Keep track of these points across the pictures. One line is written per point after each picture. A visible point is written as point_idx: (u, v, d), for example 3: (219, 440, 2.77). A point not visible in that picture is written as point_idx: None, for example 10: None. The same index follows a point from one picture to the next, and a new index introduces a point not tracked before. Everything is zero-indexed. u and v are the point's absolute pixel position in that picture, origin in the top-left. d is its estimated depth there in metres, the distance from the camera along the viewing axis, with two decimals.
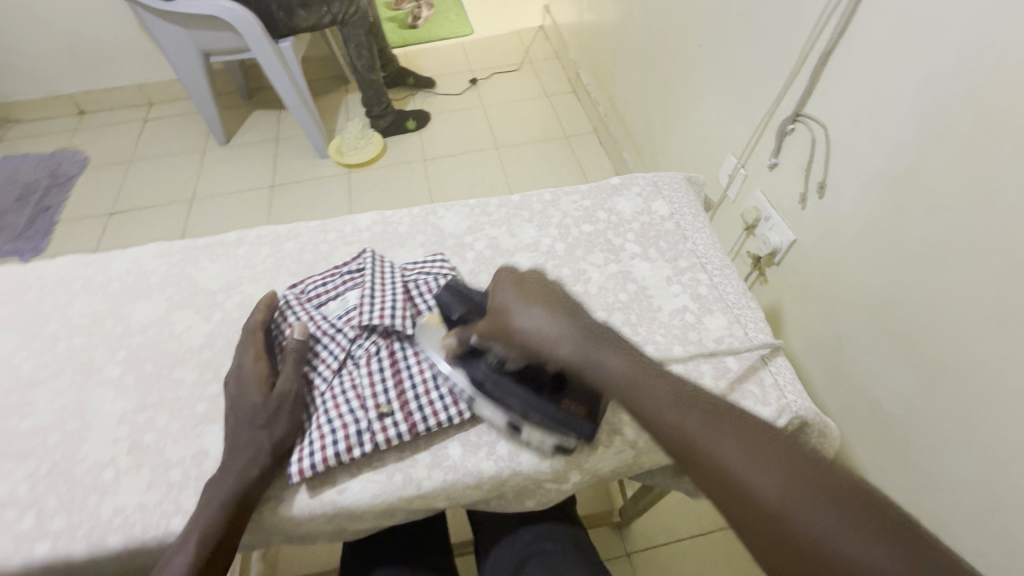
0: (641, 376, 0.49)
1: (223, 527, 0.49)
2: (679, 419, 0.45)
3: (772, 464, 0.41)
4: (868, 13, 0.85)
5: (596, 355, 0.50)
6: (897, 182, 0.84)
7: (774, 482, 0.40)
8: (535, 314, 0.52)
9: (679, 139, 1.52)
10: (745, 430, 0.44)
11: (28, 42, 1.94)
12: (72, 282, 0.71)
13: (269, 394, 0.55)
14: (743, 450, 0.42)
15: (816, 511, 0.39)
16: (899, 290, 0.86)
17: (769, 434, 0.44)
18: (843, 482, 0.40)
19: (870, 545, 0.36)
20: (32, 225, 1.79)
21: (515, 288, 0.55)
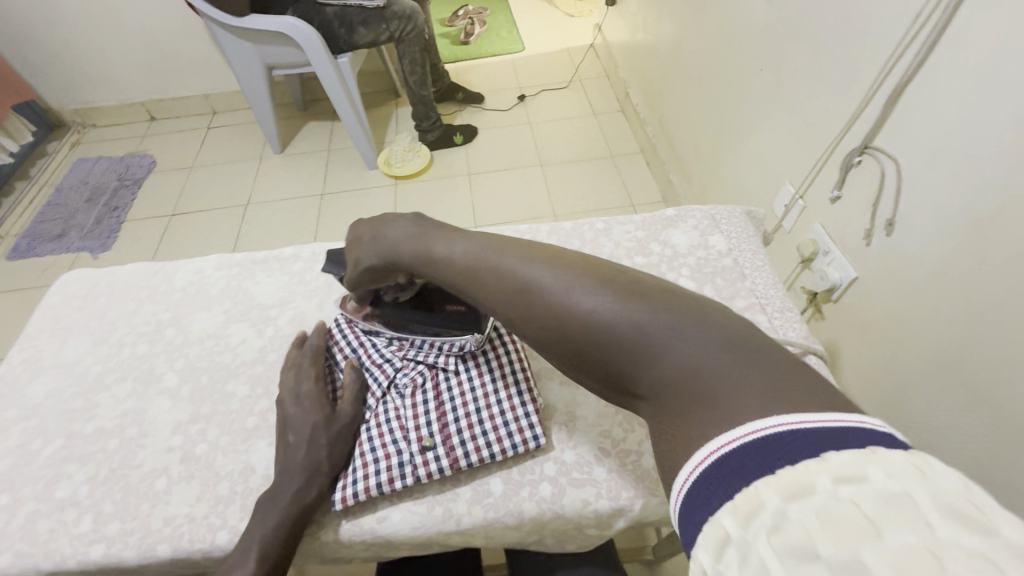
0: (435, 237, 0.52)
1: (278, 548, 0.49)
2: (450, 256, 0.49)
3: (530, 263, 0.43)
4: (950, 45, 0.80)
5: (400, 240, 0.54)
6: (978, 224, 0.78)
7: (529, 280, 0.42)
8: (363, 244, 0.58)
9: (731, 164, 1.48)
10: (511, 246, 0.46)
11: (109, 53, 2.09)
12: (139, 290, 0.74)
13: (324, 414, 0.56)
14: (505, 259, 0.45)
15: (568, 290, 0.40)
16: (973, 340, 0.80)
17: (532, 243, 0.46)
18: (598, 267, 0.42)
19: (598, 300, 0.38)
20: (100, 223, 1.91)
21: (353, 232, 0.61)
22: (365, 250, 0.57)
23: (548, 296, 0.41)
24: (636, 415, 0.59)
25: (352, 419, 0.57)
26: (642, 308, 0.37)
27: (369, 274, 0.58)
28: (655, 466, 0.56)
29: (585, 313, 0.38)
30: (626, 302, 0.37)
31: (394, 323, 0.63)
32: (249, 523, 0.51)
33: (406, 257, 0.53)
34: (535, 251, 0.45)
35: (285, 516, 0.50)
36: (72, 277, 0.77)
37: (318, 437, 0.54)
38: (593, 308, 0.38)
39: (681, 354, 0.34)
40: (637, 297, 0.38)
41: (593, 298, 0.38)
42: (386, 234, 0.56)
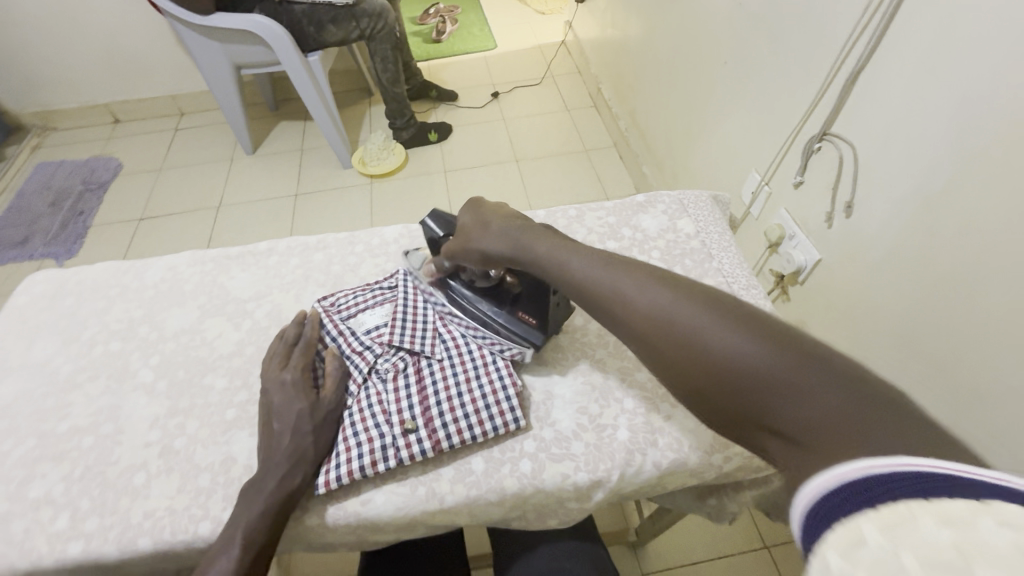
0: (567, 249, 0.55)
1: (264, 532, 0.49)
2: (585, 274, 0.52)
3: (667, 290, 0.46)
4: (899, 34, 0.84)
5: (529, 239, 0.57)
6: (928, 203, 0.83)
7: (660, 306, 0.45)
8: (481, 224, 0.61)
9: (701, 155, 1.52)
10: (642, 274, 0.49)
11: (69, 54, 2.02)
12: (110, 289, 0.73)
13: (309, 400, 0.56)
14: (636, 284, 0.47)
15: (707, 325, 0.41)
16: (928, 313, 0.84)
17: (673, 274, 0.48)
18: (741, 308, 0.42)
19: (736, 338, 0.39)
20: (65, 229, 1.85)
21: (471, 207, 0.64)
22: (483, 236, 0.59)
23: (682, 327, 0.43)
24: (612, 391, 0.61)
25: (336, 405, 0.58)
26: (784, 354, 0.37)
27: (469, 251, 0.60)
28: (631, 439, 0.58)
29: (723, 347, 0.40)
30: (765, 346, 0.38)
31: (461, 305, 0.64)
32: (235, 508, 0.51)
33: (537, 258, 0.56)
34: (675, 281, 0.47)
35: (271, 501, 0.50)
36: (38, 279, 0.75)
37: (302, 425, 0.55)
38: (727, 344, 0.39)
39: (831, 399, 0.34)
40: (777, 343, 0.38)
41: (730, 337, 0.40)
42: (509, 230, 0.59)
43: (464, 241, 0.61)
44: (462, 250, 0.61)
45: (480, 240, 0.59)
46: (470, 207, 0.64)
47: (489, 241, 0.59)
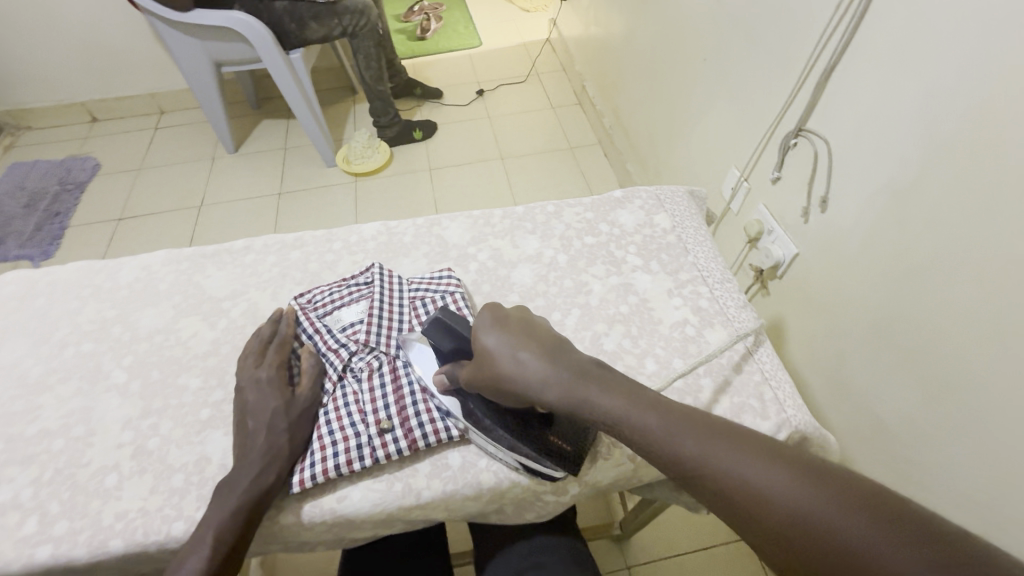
0: (634, 398, 0.46)
1: (235, 532, 0.49)
2: (671, 443, 0.43)
3: (797, 479, 0.37)
4: (870, 31, 0.85)
5: (583, 380, 0.48)
6: (899, 197, 0.85)
7: (798, 506, 0.36)
8: (512, 348, 0.50)
9: (683, 152, 1.53)
10: (755, 449, 0.40)
11: (43, 51, 1.98)
12: (82, 289, 0.72)
13: (284, 399, 0.56)
14: (753, 467, 0.39)
15: (871, 543, 0.33)
16: (901, 305, 0.86)
17: (785, 450, 0.40)
18: (910, 516, 0.33)
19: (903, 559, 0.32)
20: (41, 229, 1.82)
21: (490, 323, 0.53)
22: (517, 370, 0.49)
23: (835, 538, 0.34)
24: None
25: (311, 404, 0.58)
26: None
27: (502, 385, 0.50)
28: (605, 431, 0.58)
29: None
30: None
31: (485, 429, 0.54)
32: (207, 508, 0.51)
33: (595, 405, 0.46)
34: (793, 462, 0.39)
35: (242, 501, 0.50)
36: (8, 280, 0.73)
37: (281, 423, 0.55)
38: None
39: None
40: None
41: (907, 564, 0.31)
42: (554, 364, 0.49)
43: (493, 370, 0.50)
44: (492, 379, 0.50)
45: (518, 376, 0.49)
46: (487, 321, 0.54)
47: (532, 376, 0.49)
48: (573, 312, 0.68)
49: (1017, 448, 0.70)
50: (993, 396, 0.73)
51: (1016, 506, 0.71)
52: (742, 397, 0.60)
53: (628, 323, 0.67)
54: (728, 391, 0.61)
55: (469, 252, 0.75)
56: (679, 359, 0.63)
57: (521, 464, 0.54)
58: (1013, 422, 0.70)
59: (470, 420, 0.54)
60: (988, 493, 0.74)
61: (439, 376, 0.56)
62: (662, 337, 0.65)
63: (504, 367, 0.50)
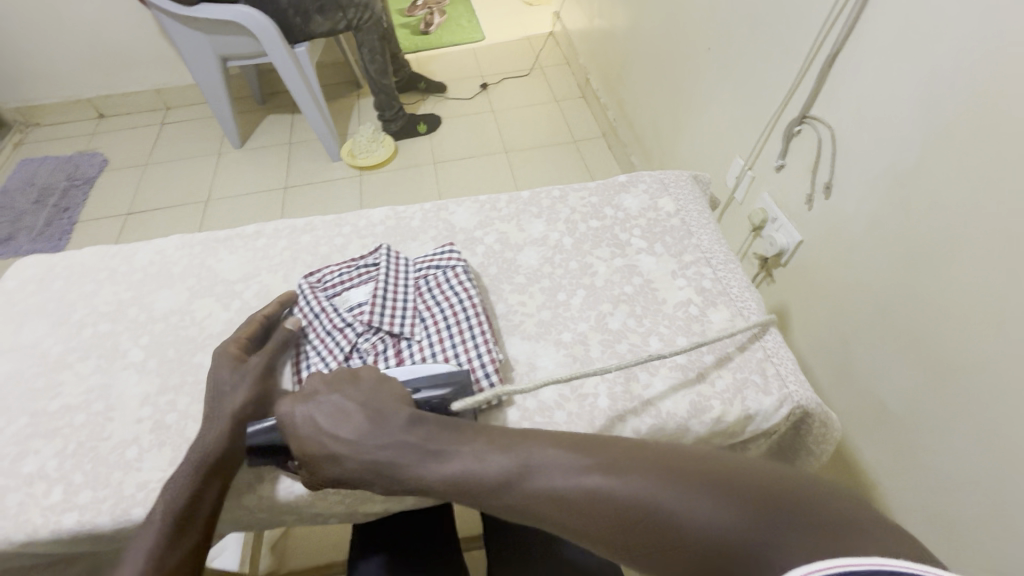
0: (470, 450, 0.48)
1: (194, 486, 0.51)
2: (515, 472, 0.46)
3: (624, 474, 0.43)
4: (873, 15, 0.86)
5: (423, 454, 0.48)
6: (900, 181, 0.85)
7: (633, 494, 0.42)
8: (351, 444, 0.50)
9: (687, 142, 1.54)
10: (582, 455, 0.46)
11: (51, 47, 2.01)
12: (99, 272, 0.74)
13: (236, 369, 0.59)
14: (586, 479, 0.44)
15: (681, 505, 0.40)
16: (903, 287, 0.87)
17: (602, 450, 0.46)
18: (697, 470, 0.42)
19: (700, 513, 0.39)
20: (52, 224, 1.84)
21: (303, 416, 0.52)
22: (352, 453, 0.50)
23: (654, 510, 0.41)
24: (593, 361, 0.63)
25: (262, 367, 0.59)
26: (759, 515, 0.38)
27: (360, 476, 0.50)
28: (610, 406, 0.59)
29: (696, 528, 0.39)
30: (743, 511, 0.38)
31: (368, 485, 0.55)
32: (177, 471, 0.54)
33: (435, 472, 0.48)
34: (611, 458, 0.45)
35: (200, 458, 0.52)
36: (26, 265, 0.75)
37: (238, 389, 0.57)
38: (709, 522, 0.39)
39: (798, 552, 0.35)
40: (753, 504, 0.38)
41: (711, 514, 0.39)
42: (380, 439, 0.49)
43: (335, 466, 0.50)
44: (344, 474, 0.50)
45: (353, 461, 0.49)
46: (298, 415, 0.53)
47: (375, 461, 0.49)
48: (578, 293, 0.69)
49: (1017, 426, 0.70)
50: (990, 378, 0.74)
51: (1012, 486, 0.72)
52: (746, 374, 0.61)
53: (632, 302, 0.68)
54: (732, 368, 0.62)
55: (476, 235, 0.76)
56: (684, 336, 0.64)
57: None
58: (1013, 399, 0.71)
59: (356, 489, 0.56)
60: (986, 474, 0.75)
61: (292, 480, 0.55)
62: (667, 317, 0.67)
63: (346, 454, 0.50)
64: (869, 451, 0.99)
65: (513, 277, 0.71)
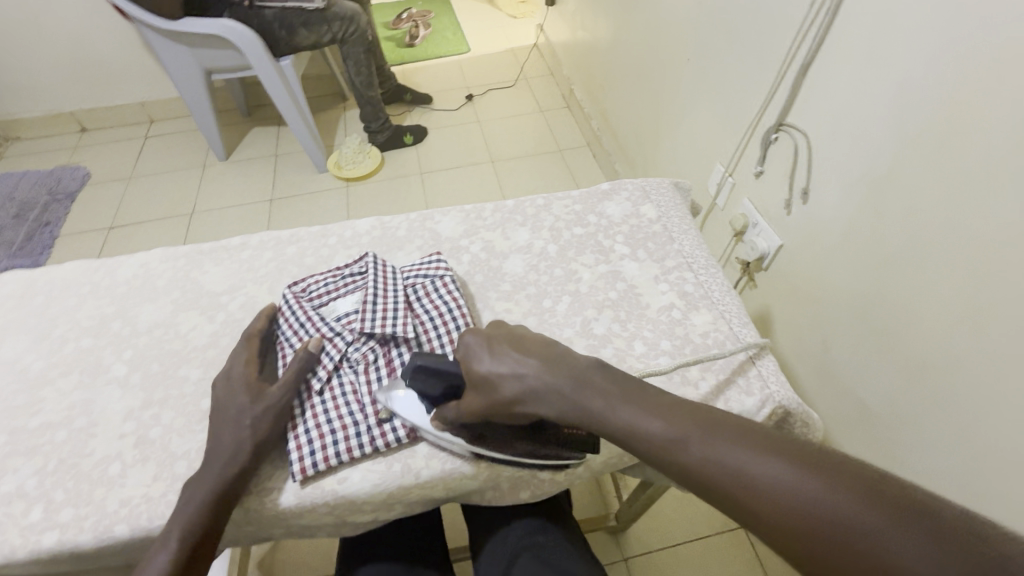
0: (637, 399, 0.49)
1: (203, 525, 0.50)
2: (677, 443, 0.45)
3: (802, 470, 0.39)
4: (843, 26, 0.89)
5: (587, 392, 0.51)
6: (875, 185, 0.88)
7: (794, 490, 0.38)
8: (515, 373, 0.53)
9: (669, 150, 1.57)
10: (751, 439, 0.42)
11: (32, 61, 1.99)
12: (80, 286, 0.73)
13: (257, 398, 0.57)
14: (755, 459, 0.41)
15: (854, 520, 0.35)
16: (881, 290, 0.89)
17: (776, 437, 0.42)
18: (896, 494, 0.35)
19: (905, 545, 0.33)
20: (32, 239, 1.81)
21: (486, 350, 0.56)
22: (519, 386, 0.53)
23: (837, 523, 0.36)
24: None
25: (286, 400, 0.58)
26: (977, 563, 0.31)
27: (513, 406, 0.53)
28: None
29: (898, 558, 0.33)
30: (939, 550, 0.32)
31: (500, 449, 0.56)
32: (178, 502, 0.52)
33: (594, 409, 0.50)
34: (790, 450, 0.41)
35: (214, 495, 0.51)
36: (6, 280, 0.74)
37: (259, 423, 0.56)
38: (888, 550, 0.33)
39: None
40: (974, 548, 0.31)
41: (916, 548, 0.33)
42: (557, 379, 0.52)
43: (497, 399, 0.53)
44: (504, 406, 0.53)
45: (517, 396, 0.52)
46: (478, 344, 0.56)
47: (539, 396, 0.52)
48: (563, 299, 0.70)
49: (998, 423, 0.72)
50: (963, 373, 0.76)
51: (992, 480, 0.74)
52: (729, 376, 0.63)
53: (616, 307, 0.69)
54: (716, 370, 0.63)
55: (462, 244, 0.77)
56: (667, 341, 0.66)
57: (544, 462, 0.57)
58: (990, 395, 0.73)
59: (488, 451, 0.56)
60: (968, 469, 0.77)
61: (436, 420, 0.55)
62: (650, 321, 0.68)
63: (509, 388, 0.53)
64: (854, 450, 1.01)
65: (499, 285, 0.72)
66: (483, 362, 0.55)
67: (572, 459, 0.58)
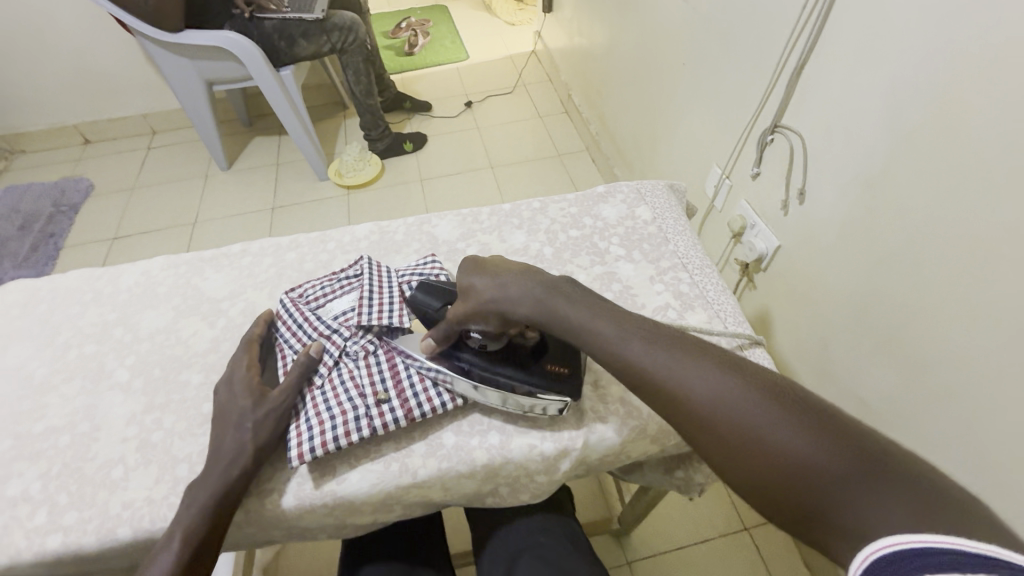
0: (603, 314, 0.54)
1: (205, 528, 0.51)
2: (628, 352, 0.50)
3: (728, 378, 0.45)
4: (835, 28, 0.90)
5: (560, 305, 0.55)
6: (869, 184, 0.89)
7: (718, 390, 0.45)
8: (498, 287, 0.58)
9: (666, 153, 1.58)
10: (690, 350, 0.49)
11: (37, 75, 2.02)
12: (83, 294, 0.74)
13: (258, 401, 0.58)
14: (689, 366, 0.47)
15: (765, 419, 0.42)
16: (877, 288, 0.90)
17: (712, 350, 0.48)
18: (803, 403, 0.42)
19: (793, 438, 0.40)
20: (36, 251, 1.83)
21: (478, 269, 0.61)
22: (501, 296, 0.57)
23: (749, 422, 0.43)
24: None
25: (287, 401, 0.59)
26: (845, 454, 0.38)
27: (490, 311, 0.57)
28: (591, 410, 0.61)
29: (787, 448, 0.40)
30: (832, 447, 0.39)
31: (480, 373, 0.58)
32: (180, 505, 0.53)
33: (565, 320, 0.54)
34: (720, 360, 0.47)
35: (216, 497, 0.52)
36: (10, 289, 0.75)
37: (261, 424, 0.56)
38: (777, 438, 0.41)
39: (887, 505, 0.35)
40: (849, 447, 0.39)
41: (799, 440, 0.40)
42: (535, 294, 0.57)
43: (479, 306, 0.57)
44: (486, 316, 0.57)
45: (497, 305, 0.57)
46: (470, 268, 0.62)
47: (517, 307, 0.56)
48: None
49: (997, 419, 0.72)
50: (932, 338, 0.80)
51: (993, 476, 0.74)
52: None
53: None
54: None
55: (459, 247, 0.78)
56: None
57: (522, 398, 0.58)
58: (988, 391, 0.73)
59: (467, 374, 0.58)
60: (969, 465, 0.77)
61: (426, 340, 0.60)
62: (646, 321, 0.68)
63: (491, 300, 0.57)
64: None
65: None
66: (472, 279, 0.60)
67: (555, 400, 0.58)
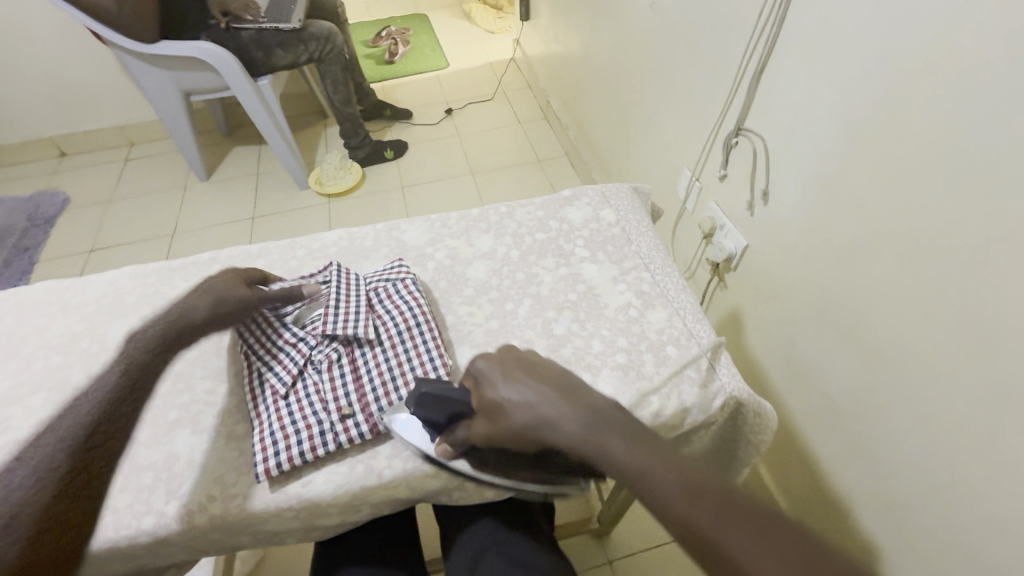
0: (650, 446, 0.47)
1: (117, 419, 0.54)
2: (683, 511, 0.42)
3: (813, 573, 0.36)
4: (790, 34, 0.93)
5: (600, 432, 0.48)
6: (826, 184, 0.92)
7: None
8: (528, 400, 0.52)
9: (640, 157, 1.60)
10: (760, 521, 0.40)
11: (10, 87, 2.00)
12: (50, 306, 0.74)
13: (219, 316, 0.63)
14: (764, 548, 0.38)
15: None
16: (837, 283, 0.92)
17: (791, 524, 0.39)
18: None
19: None
20: (10, 265, 1.81)
21: (500, 374, 0.55)
22: (531, 415, 0.52)
23: None
24: None
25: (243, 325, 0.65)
26: None
27: (525, 434, 0.52)
28: None
29: None
30: None
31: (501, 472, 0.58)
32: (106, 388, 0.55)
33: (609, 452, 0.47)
34: (803, 544, 0.38)
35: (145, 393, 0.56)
36: None
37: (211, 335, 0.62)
38: None
39: None
40: None
41: None
42: (573, 413, 0.50)
43: (509, 425, 0.52)
44: (516, 434, 0.52)
45: (528, 423, 0.52)
46: (495, 372, 0.56)
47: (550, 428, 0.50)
48: (525, 302, 0.72)
49: (948, 407, 0.75)
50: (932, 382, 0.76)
51: (945, 463, 0.77)
52: (682, 369, 0.65)
53: (575, 308, 0.71)
54: (670, 364, 0.65)
55: (427, 252, 0.79)
56: (624, 338, 0.68)
57: (550, 488, 0.58)
58: (939, 380, 0.76)
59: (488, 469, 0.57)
60: (924, 454, 0.80)
61: (439, 444, 0.57)
62: (608, 320, 0.70)
63: (522, 417, 0.52)
64: (823, 443, 1.03)
65: (463, 290, 0.74)
66: (498, 388, 0.54)
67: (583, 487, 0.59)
